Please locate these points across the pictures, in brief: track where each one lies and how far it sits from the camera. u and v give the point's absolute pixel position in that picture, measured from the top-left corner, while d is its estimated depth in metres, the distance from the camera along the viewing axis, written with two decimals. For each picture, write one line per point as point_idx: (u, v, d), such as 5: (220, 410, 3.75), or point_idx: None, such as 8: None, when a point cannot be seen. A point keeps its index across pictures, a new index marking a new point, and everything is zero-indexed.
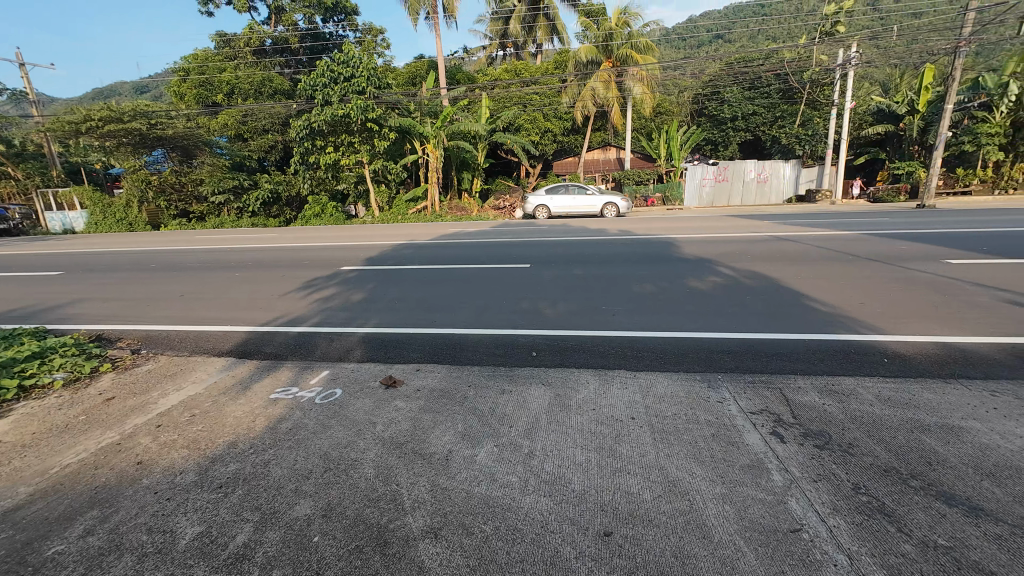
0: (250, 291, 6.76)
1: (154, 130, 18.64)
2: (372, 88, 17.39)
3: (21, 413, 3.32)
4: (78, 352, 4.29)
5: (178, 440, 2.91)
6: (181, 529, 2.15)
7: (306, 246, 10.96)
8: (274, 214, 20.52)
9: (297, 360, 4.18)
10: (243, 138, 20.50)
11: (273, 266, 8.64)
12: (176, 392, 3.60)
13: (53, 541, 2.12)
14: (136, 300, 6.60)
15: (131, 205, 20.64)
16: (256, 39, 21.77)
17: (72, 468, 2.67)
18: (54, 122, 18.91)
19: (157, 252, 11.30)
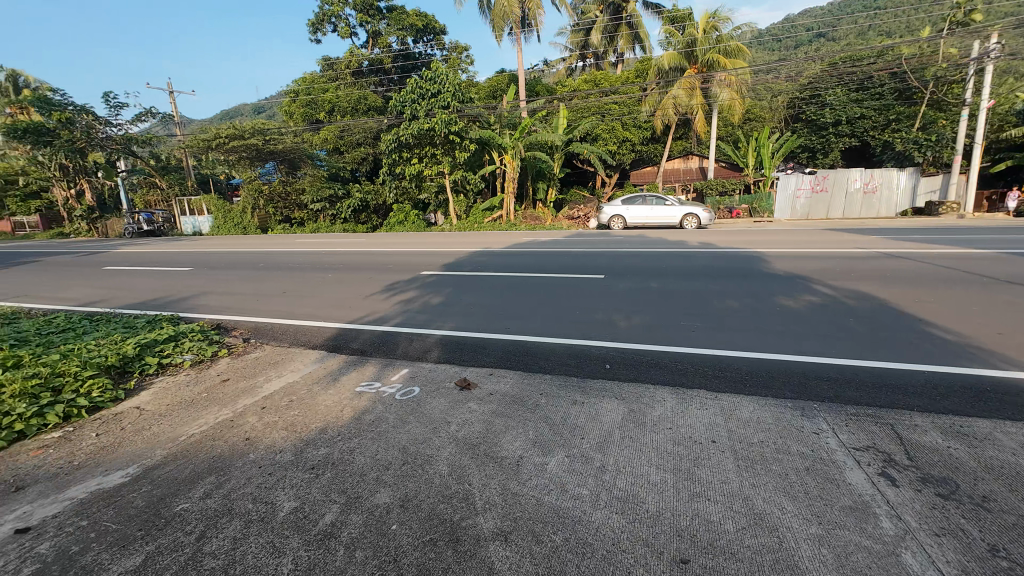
0: (341, 291, 7.35)
1: (268, 145, 21.14)
2: (457, 103, 18.16)
3: (159, 386, 3.91)
4: (202, 338, 4.95)
5: (279, 422, 3.24)
6: (280, 503, 2.38)
7: (390, 251, 11.72)
8: (363, 220, 22.15)
9: (380, 357, 4.46)
10: (340, 151, 22.44)
11: (362, 268, 9.34)
12: (278, 378, 4.01)
13: (180, 498, 2.45)
14: (248, 296, 7.47)
15: (245, 211, 23.44)
16: (355, 61, 23.83)
17: (195, 438, 3.08)
18: (192, 139, 22.12)
19: (265, 253, 12.73)
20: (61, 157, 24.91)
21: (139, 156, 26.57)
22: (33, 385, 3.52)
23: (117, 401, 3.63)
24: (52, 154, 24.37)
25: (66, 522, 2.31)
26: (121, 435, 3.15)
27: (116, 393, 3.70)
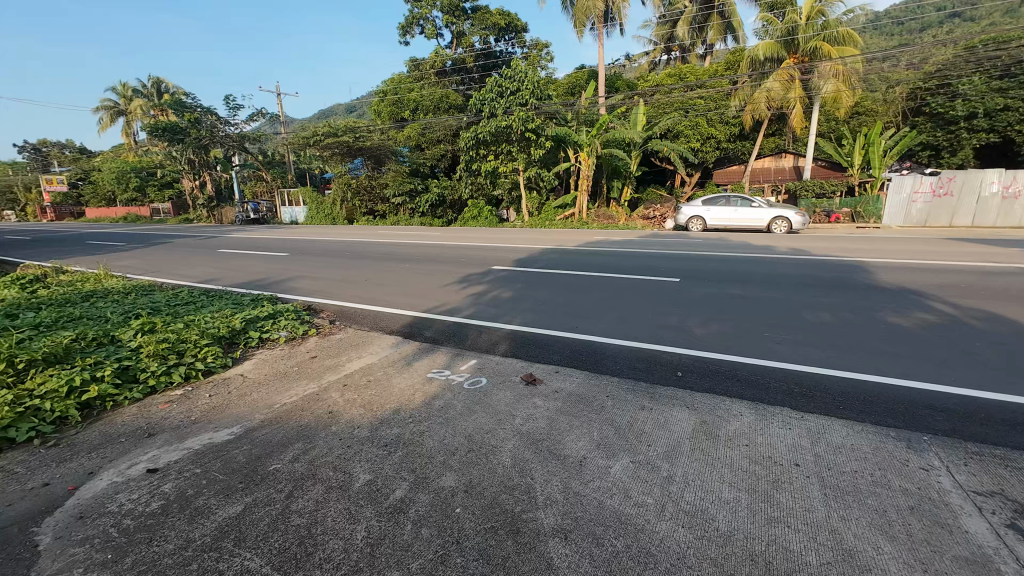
0: (418, 282, 7.74)
1: (357, 141, 22.73)
2: (534, 100, 18.21)
3: (260, 358, 4.39)
4: (296, 317, 5.47)
5: (358, 399, 3.49)
6: (357, 474, 2.57)
7: (464, 245, 12.11)
8: (439, 215, 23.06)
9: (450, 346, 4.64)
10: (421, 148, 23.49)
11: (437, 260, 9.75)
12: (358, 359, 4.33)
13: (273, 459, 2.74)
14: (335, 281, 8.12)
15: (336, 203, 25.46)
16: (439, 62, 24.80)
17: (287, 406, 3.42)
18: (294, 136, 24.47)
19: (352, 242, 13.74)
20: (191, 152, 28.78)
21: (250, 152, 29.83)
22: (164, 347, 4.11)
23: (226, 366, 4.13)
24: (185, 149, 28.29)
25: (183, 468, 2.67)
26: (229, 398, 3.58)
27: (225, 359, 4.22)
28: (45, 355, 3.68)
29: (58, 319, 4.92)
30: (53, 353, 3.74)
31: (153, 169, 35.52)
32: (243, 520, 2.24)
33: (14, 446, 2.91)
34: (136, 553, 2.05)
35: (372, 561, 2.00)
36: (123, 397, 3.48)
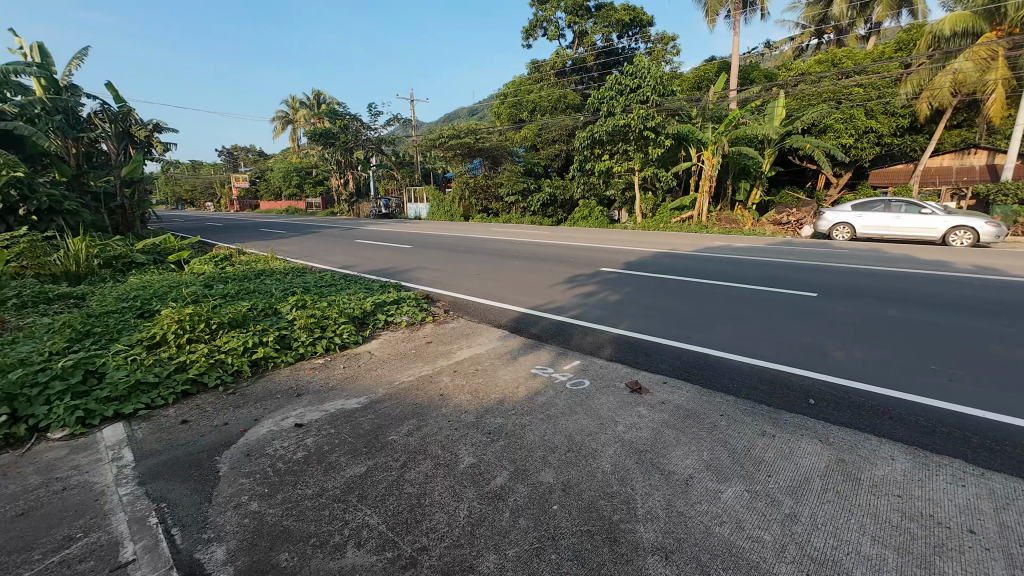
0: (526, 279, 7.92)
1: (478, 143, 24.03)
2: (656, 97, 17.39)
3: (385, 338, 4.90)
4: (415, 304, 5.99)
5: (466, 386, 3.71)
6: (462, 456, 2.74)
7: (573, 245, 12.09)
8: (549, 214, 23.32)
9: (554, 345, 4.68)
10: (536, 148, 23.94)
11: (546, 259, 9.88)
12: (468, 348, 4.59)
13: (391, 430, 3.04)
14: (451, 274, 8.70)
15: (454, 201, 27.18)
16: (559, 62, 24.96)
17: (405, 384, 3.77)
18: (422, 139, 26.71)
19: (467, 238, 14.59)
20: (339, 154, 33.11)
21: (385, 154, 33.31)
22: (311, 322, 4.81)
23: (358, 343, 4.69)
24: (335, 151, 32.64)
25: (322, 427, 3.10)
26: (359, 370, 4.07)
27: (357, 336, 4.79)
28: (229, 319, 4.55)
29: (239, 291, 6.05)
30: (235, 318, 4.60)
31: (310, 168, 41.59)
32: (366, 480, 2.53)
33: (206, 389, 3.66)
34: (284, 491, 2.44)
35: (472, 539, 2.11)
36: (280, 360, 4.15)
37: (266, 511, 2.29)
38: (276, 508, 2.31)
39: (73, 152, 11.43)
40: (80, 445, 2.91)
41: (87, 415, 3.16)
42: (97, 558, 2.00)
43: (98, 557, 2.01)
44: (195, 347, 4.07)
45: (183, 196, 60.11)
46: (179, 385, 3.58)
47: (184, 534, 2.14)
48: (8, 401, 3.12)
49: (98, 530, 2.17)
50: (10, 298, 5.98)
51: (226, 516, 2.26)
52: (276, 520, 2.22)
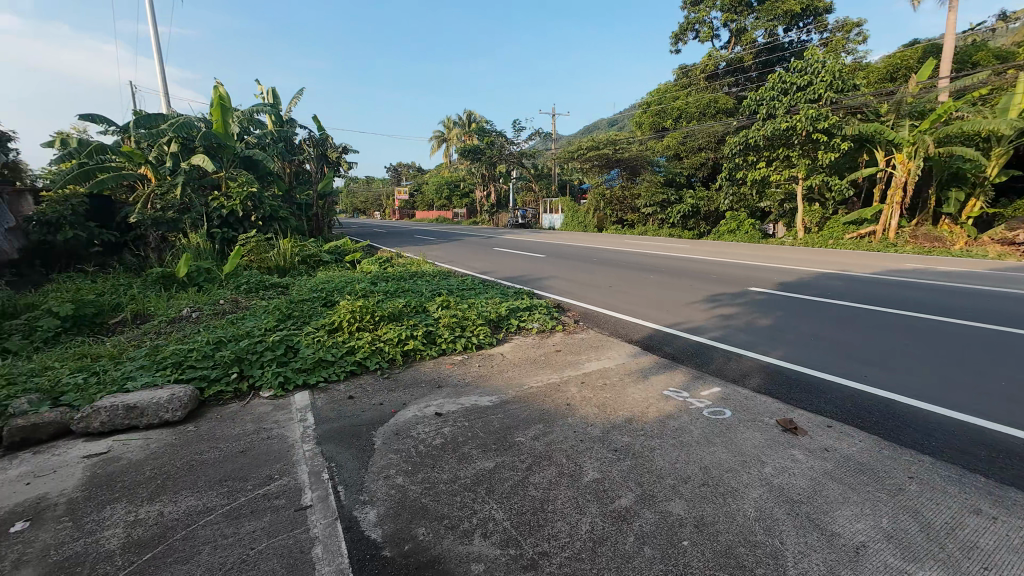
0: (661, 294, 7.51)
1: (616, 154, 23.77)
2: (832, 93, 15.00)
3: (516, 342, 5.12)
4: (547, 312, 6.13)
5: (594, 399, 3.66)
6: (586, 470, 2.70)
7: (717, 260, 11.08)
8: (690, 226, 21.76)
9: (691, 367, 4.33)
10: (679, 157, 22.63)
11: (685, 275, 9.22)
12: (596, 361, 4.53)
13: (518, 432, 3.16)
14: (583, 284, 8.69)
15: (589, 212, 27.20)
16: (711, 64, 23.03)
17: (533, 389, 3.88)
18: (562, 151, 27.38)
19: (600, 249, 14.44)
20: (484, 168, 35.78)
21: (525, 167, 34.95)
22: (453, 321, 5.26)
23: (492, 344, 4.99)
24: (481, 165, 35.40)
25: (458, 418, 3.38)
26: (491, 371, 4.32)
27: (492, 338, 5.10)
28: (388, 313, 5.25)
29: (397, 289, 6.94)
30: (393, 312, 5.29)
31: (458, 182, 45.79)
32: (493, 475, 2.66)
33: (368, 371, 4.27)
34: (424, 472, 2.71)
35: (594, 556, 2.07)
36: (426, 353, 4.63)
37: (410, 486, 2.57)
38: (416, 485, 2.58)
39: (288, 172, 14.50)
40: (280, 404, 3.65)
41: (285, 380, 3.94)
42: (286, 497, 2.47)
43: (287, 496, 2.48)
44: (362, 335, 4.79)
45: (359, 207, 71.36)
46: (348, 365, 4.24)
47: (347, 493, 2.53)
48: (238, 363, 4.07)
49: (287, 475, 2.68)
50: (243, 284, 7.83)
51: (377, 484, 2.60)
52: (417, 497, 2.48)
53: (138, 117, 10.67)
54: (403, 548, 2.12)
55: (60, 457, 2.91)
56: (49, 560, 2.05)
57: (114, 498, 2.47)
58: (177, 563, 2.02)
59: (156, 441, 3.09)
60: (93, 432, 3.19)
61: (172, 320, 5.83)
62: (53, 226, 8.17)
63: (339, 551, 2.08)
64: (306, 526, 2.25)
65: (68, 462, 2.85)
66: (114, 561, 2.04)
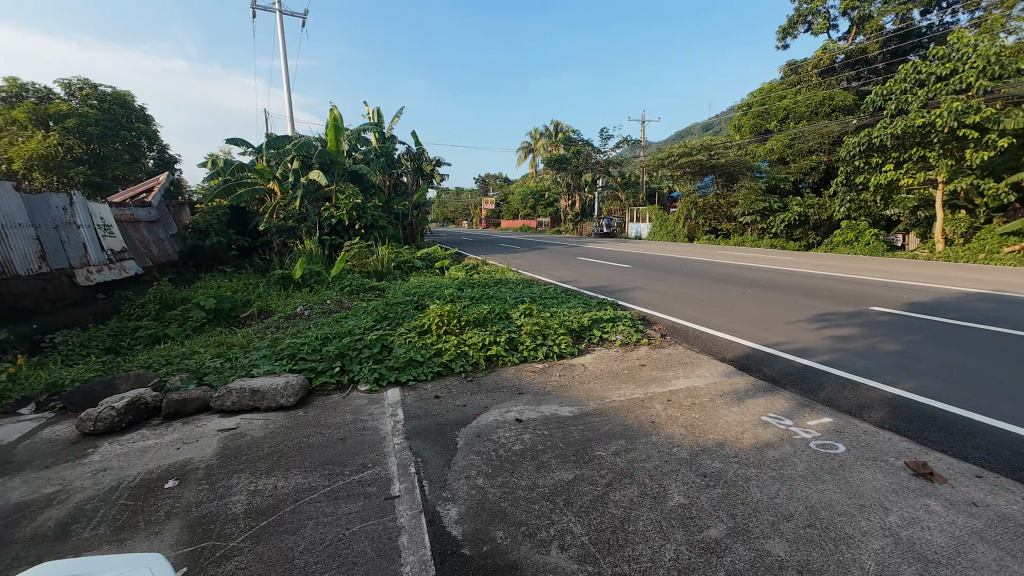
0: (761, 311, 6.89)
1: (711, 159, 22.50)
2: (985, 82, 12.71)
3: (598, 354, 5.02)
4: (631, 324, 5.93)
5: (681, 419, 3.45)
6: (671, 493, 2.55)
7: (829, 275, 9.90)
8: (796, 237, 19.72)
9: (795, 393, 3.90)
10: (785, 161, 20.69)
11: (790, 290, 8.36)
12: (685, 378, 4.27)
13: (599, 446, 3.09)
14: (671, 296, 8.27)
15: (679, 221, 25.90)
16: (827, 58, 20.62)
17: (615, 403, 3.77)
18: (651, 158, 26.46)
19: (691, 260, 13.65)
20: (570, 178, 35.80)
21: (612, 175, 34.31)
22: (535, 329, 5.31)
23: (573, 354, 4.95)
24: (566, 175, 35.44)
25: (537, 426, 3.39)
26: (572, 381, 4.28)
27: (574, 348, 5.06)
28: (473, 318, 5.45)
29: (482, 295, 7.19)
30: (478, 318, 5.48)
31: (543, 191, 46.26)
32: (572, 488, 2.62)
33: (453, 373, 4.46)
34: (503, 476, 2.75)
35: None
36: (508, 359, 4.72)
37: (489, 489, 2.62)
38: (496, 489, 2.63)
39: (388, 184, 15.76)
40: (374, 398, 3.95)
41: (380, 376, 4.26)
42: (377, 485, 2.66)
43: (378, 484, 2.67)
44: (448, 337, 5.02)
45: (449, 217, 75.15)
46: (436, 366, 4.47)
47: (431, 488, 2.65)
48: (341, 358, 4.49)
49: (379, 465, 2.89)
50: (347, 286, 8.65)
51: (459, 483, 2.69)
52: (496, 500, 2.53)
53: (269, 139, 12.33)
54: (482, 548, 2.17)
55: (201, 428, 3.43)
56: (191, 515, 2.42)
57: (239, 469, 2.85)
58: (286, 532, 2.27)
59: (273, 422, 3.51)
60: (226, 409, 3.72)
61: (289, 316, 6.61)
62: (203, 233, 9.74)
63: (421, 542, 2.19)
64: (393, 514, 2.40)
65: (206, 433, 3.35)
66: (238, 523, 2.35)
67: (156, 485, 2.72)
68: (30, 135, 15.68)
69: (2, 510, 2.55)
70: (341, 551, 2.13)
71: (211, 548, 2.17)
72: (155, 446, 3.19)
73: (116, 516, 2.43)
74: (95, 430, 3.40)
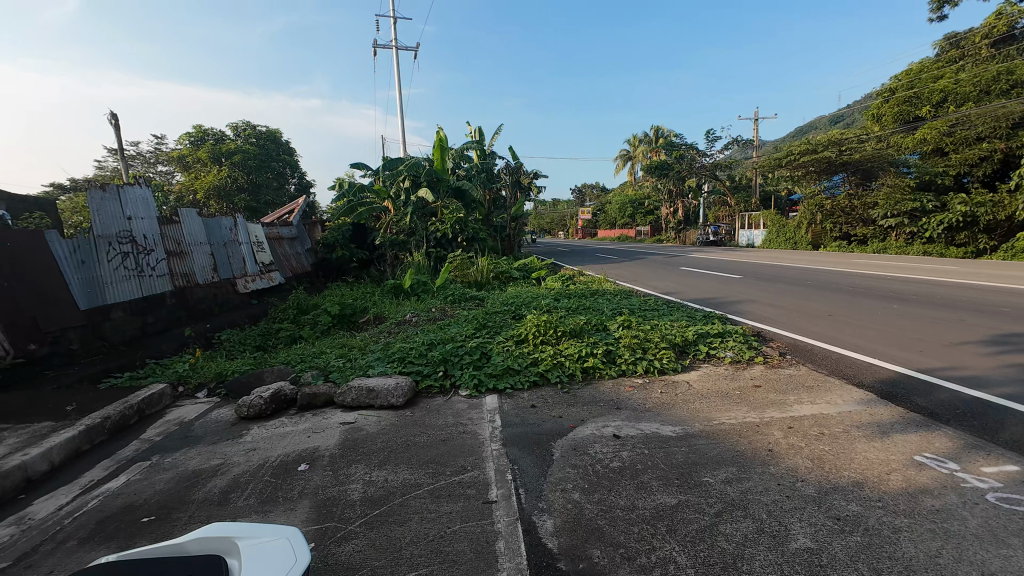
0: (912, 329, 5.82)
1: (842, 155, 19.90)
2: None
3: (704, 371, 4.65)
4: (743, 341, 5.40)
5: (806, 450, 3.03)
6: (794, 533, 2.25)
7: (1012, 287, 8.03)
8: (959, 241, 16.39)
9: (963, 432, 3.20)
10: (942, 152, 17.44)
11: (954, 306, 6.94)
12: (810, 404, 3.76)
13: (707, 471, 2.84)
14: (792, 311, 7.38)
15: (801, 226, 23.17)
16: (1003, 25, 16.86)
17: (725, 426, 3.44)
18: (766, 159, 24.12)
19: (817, 271, 12.08)
20: (671, 183, 34.10)
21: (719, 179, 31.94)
22: (635, 342, 5.10)
23: (676, 370, 4.65)
24: (668, 181, 33.83)
25: (637, 444, 3.23)
26: (675, 399, 4.01)
27: (677, 364, 4.75)
28: (570, 329, 5.42)
29: (578, 306, 7.12)
30: (574, 329, 5.43)
31: (643, 199, 44.60)
32: (676, 514, 2.45)
33: (550, 383, 4.46)
34: (601, 493, 2.67)
35: None
36: (606, 372, 4.59)
37: (586, 504, 2.56)
38: (593, 505, 2.56)
39: (488, 198, 16.46)
40: (474, 404, 4.11)
41: (479, 382, 4.42)
42: (476, 488, 2.76)
43: (476, 487, 2.76)
44: (545, 348, 5.05)
45: (545, 227, 76.04)
46: (532, 375, 4.51)
47: (527, 497, 2.67)
48: (444, 363, 4.76)
49: (477, 468, 2.99)
50: (449, 296, 9.16)
51: (555, 495, 2.67)
52: (593, 517, 2.46)
53: (385, 162, 13.65)
54: (578, 565, 2.12)
55: (327, 420, 3.88)
56: (317, 496, 2.74)
57: (357, 459, 3.16)
58: (395, 523, 2.45)
59: (385, 419, 3.84)
60: (346, 404, 4.15)
61: (399, 322, 7.21)
62: (331, 247, 11.11)
63: (518, 551, 2.21)
64: (491, 519, 2.46)
65: (331, 425, 3.78)
66: (355, 509, 2.59)
67: (291, 467, 3.12)
68: (209, 170, 19.32)
69: (183, 475, 3.14)
70: (442, 548, 2.24)
71: (333, 529, 2.42)
72: (291, 433, 3.68)
73: (261, 490, 2.84)
74: (248, 415, 4.03)
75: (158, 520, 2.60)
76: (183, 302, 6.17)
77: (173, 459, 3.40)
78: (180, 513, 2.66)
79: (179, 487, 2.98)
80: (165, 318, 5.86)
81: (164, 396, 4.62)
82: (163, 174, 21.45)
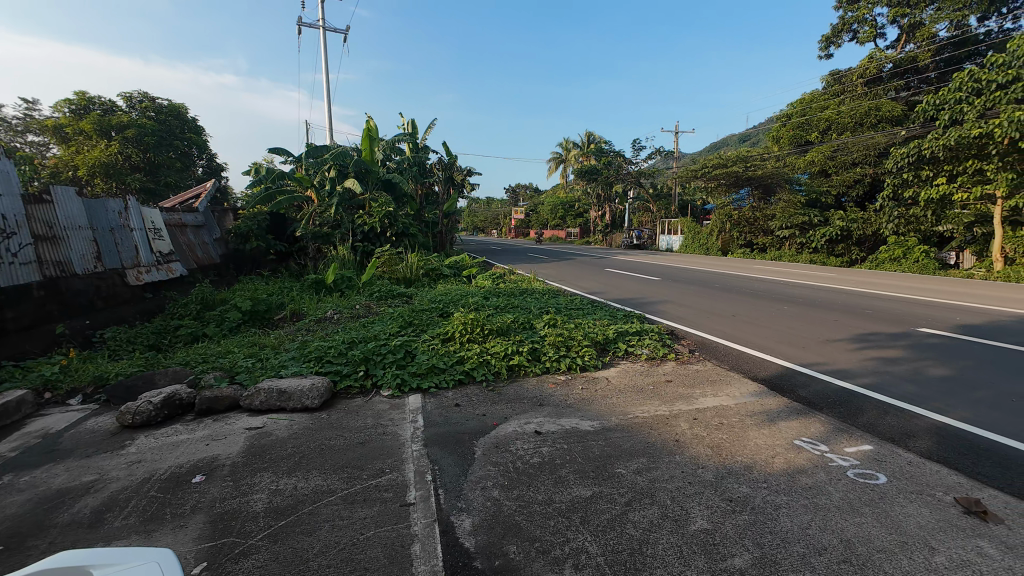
0: (798, 328, 6.57)
1: (747, 171, 22.06)
2: None
3: (622, 367, 4.92)
4: (657, 338, 5.78)
5: (706, 438, 3.32)
6: (692, 516, 2.44)
7: (876, 293, 9.36)
8: (837, 252, 18.71)
9: (833, 417, 3.69)
10: (826, 173, 19.86)
11: (833, 308, 7.94)
12: (713, 396, 4.12)
13: (619, 462, 3.00)
14: (703, 310, 8.01)
15: (712, 234, 25.25)
16: (873, 67, 19.49)
17: (639, 419, 3.66)
18: (684, 170, 25.97)
19: (723, 275, 13.24)
20: (601, 188, 35.61)
21: (643, 187, 33.82)
22: (559, 340, 5.26)
23: (596, 367, 4.86)
24: (597, 186, 35.23)
25: (557, 440, 3.33)
26: (595, 394, 4.20)
27: (597, 361, 4.96)
28: (497, 328, 5.46)
29: (507, 305, 7.18)
30: (501, 327, 5.48)
31: (574, 202, 45.93)
32: (590, 505, 2.55)
33: (475, 381, 4.45)
34: (519, 489, 2.71)
35: None
36: (531, 369, 4.68)
37: (504, 501, 2.59)
38: (511, 502, 2.59)
39: (421, 193, 16.07)
40: (396, 404, 3.99)
41: (403, 381, 4.31)
42: (393, 491, 2.67)
43: (394, 491, 2.68)
44: (471, 346, 5.04)
45: (479, 225, 76.01)
46: (458, 374, 4.47)
47: (447, 497, 2.63)
48: (365, 362, 4.57)
49: (396, 471, 2.90)
50: (375, 292, 8.85)
51: (474, 493, 2.67)
52: (512, 513, 2.49)
53: (309, 149, 12.77)
54: (494, 563, 2.13)
55: (230, 426, 3.54)
56: (214, 510, 2.50)
57: (263, 467, 2.93)
58: (303, 533, 2.30)
59: (297, 423, 3.60)
60: (254, 408, 3.84)
61: (319, 320, 6.80)
62: (244, 237, 10.17)
63: (433, 552, 2.17)
64: (407, 522, 2.40)
65: (235, 431, 3.47)
66: (257, 521, 2.40)
67: (184, 479, 2.82)
68: (94, 144, 16.87)
69: (44, 496, 2.71)
70: (354, 556, 2.14)
71: (231, 545, 2.22)
72: (186, 441, 3.32)
73: (145, 508, 2.53)
74: (133, 423, 3.58)
75: (7, 550, 2.22)
76: (55, 295, 5.35)
77: (32, 477, 2.92)
78: (37, 540, 2.30)
79: (38, 509, 2.57)
80: (30, 313, 5.04)
81: (23, 404, 3.95)
82: (34, 145, 18.35)
